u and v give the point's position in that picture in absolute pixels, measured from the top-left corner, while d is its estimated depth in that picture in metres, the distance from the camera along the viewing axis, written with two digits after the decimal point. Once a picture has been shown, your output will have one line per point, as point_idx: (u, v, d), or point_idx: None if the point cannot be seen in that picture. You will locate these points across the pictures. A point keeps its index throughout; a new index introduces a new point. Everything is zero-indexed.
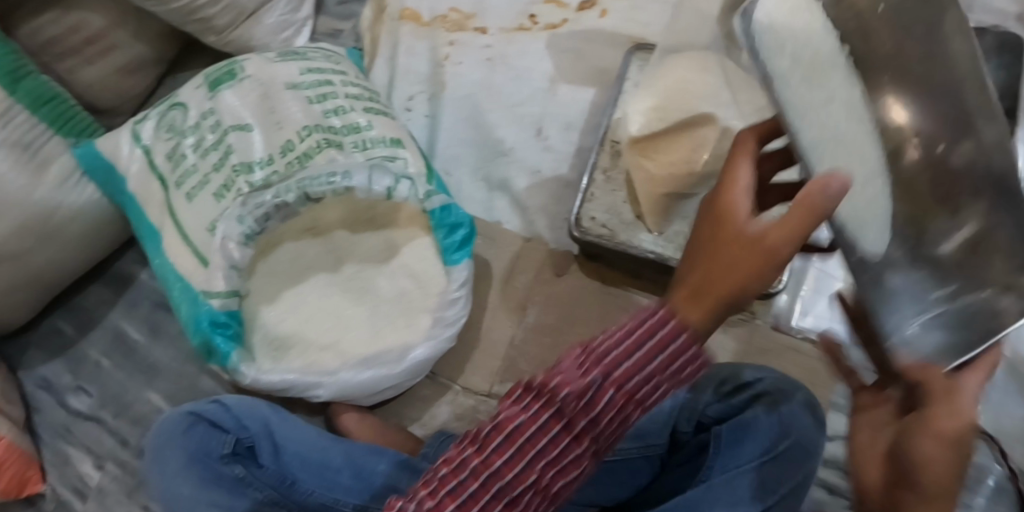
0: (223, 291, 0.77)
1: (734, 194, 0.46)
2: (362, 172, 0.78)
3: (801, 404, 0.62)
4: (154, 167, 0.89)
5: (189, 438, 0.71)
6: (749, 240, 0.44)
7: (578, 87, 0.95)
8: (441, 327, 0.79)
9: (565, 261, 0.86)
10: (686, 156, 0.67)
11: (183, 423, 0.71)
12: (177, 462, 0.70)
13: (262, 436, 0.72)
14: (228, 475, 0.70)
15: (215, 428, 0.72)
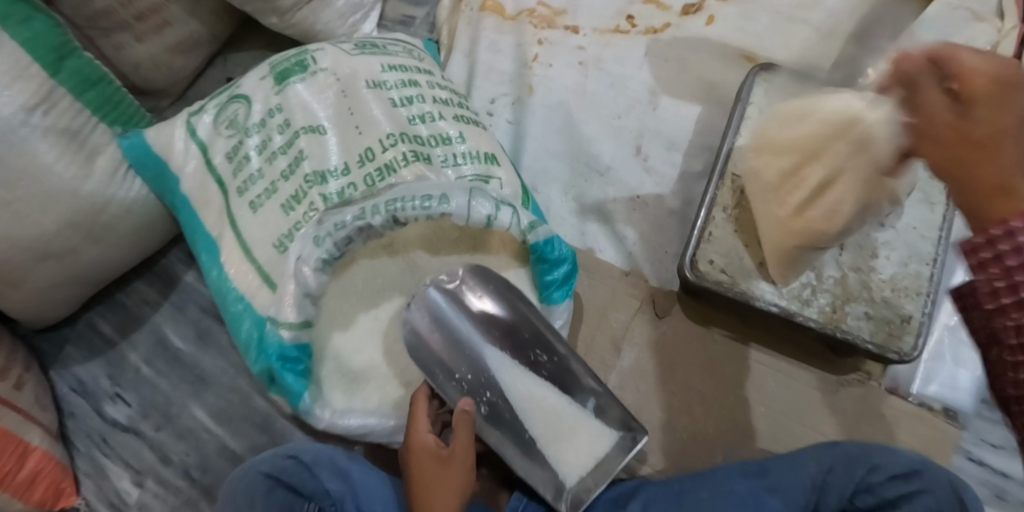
0: (295, 322, 0.69)
1: (419, 433, 0.67)
2: (460, 196, 0.69)
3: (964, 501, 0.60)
4: (211, 168, 0.79)
5: (268, 503, 0.66)
6: (441, 460, 0.65)
7: (682, 101, 0.85)
8: (554, 377, 0.72)
9: (668, 303, 0.78)
10: (830, 207, 0.61)
11: (264, 486, 0.66)
12: None
13: (347, 500, 0.68)
14: None
15: (296, 493, 0.68)
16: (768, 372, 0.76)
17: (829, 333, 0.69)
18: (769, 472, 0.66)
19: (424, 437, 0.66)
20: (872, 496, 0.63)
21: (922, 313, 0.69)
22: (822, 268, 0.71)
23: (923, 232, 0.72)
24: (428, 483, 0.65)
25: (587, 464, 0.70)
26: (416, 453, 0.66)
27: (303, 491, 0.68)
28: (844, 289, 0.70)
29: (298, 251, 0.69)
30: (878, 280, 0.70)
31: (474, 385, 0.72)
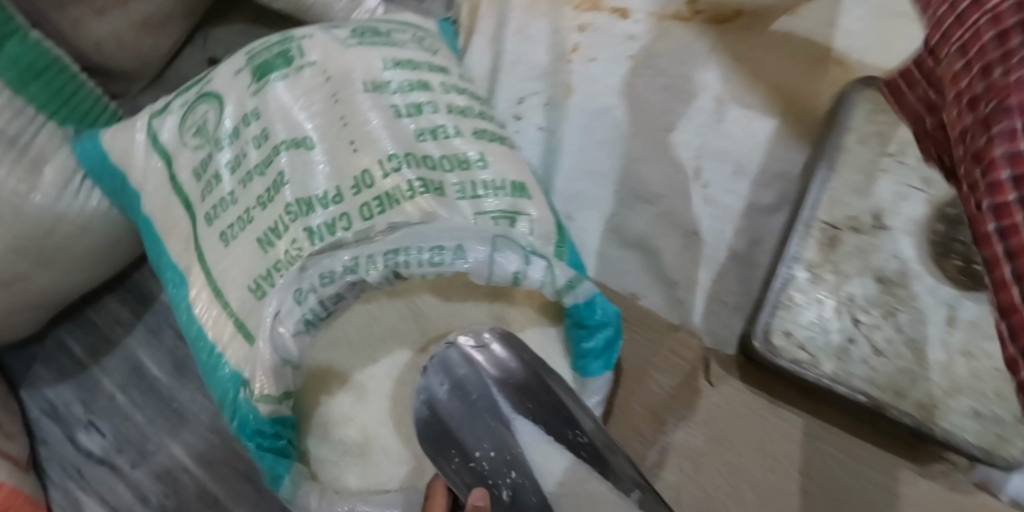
0: (275, 395, 0.56)
1: None
2: (480, 247, 0.55)
3: None
4: (177, 187, 0.65)
5: None
6: None
7: (753, 113, 0.70)
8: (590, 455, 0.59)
9: (725, 369, 0.66)
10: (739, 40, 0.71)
11: None
12: None
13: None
14: None
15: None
16: (836, 456, 0.63)
17: (926, 432, 0.56)
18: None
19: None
20: None
21: None
22: (924, 348, 0.57)
23: None
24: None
25: None
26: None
27: None
28: (949, 379, 0.56)
29: (275, 305, 0.55)
30: (994, 369, 0.56)
31: (496, 465, 0.59)
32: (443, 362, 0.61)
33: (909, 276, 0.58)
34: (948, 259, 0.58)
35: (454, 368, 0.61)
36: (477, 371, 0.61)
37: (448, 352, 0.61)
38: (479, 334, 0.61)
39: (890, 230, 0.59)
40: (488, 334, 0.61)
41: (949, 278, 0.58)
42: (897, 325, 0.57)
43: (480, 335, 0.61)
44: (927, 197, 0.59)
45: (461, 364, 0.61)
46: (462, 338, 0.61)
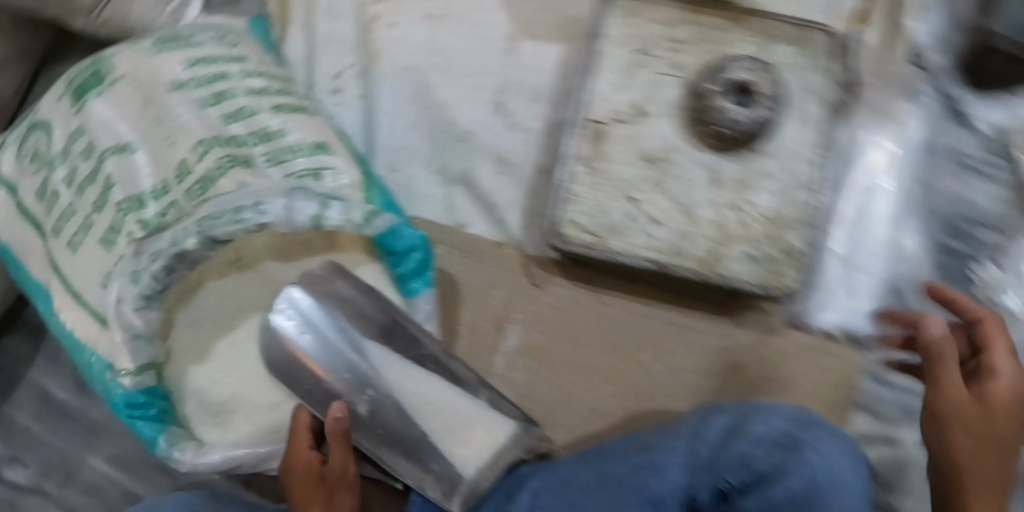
0: (133, 368, 0.62)
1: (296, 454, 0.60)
2: (278, 199, 0.61)
3: (832, 476, 0.50)
4: (24, 212, 0.70)
5: None
6: (319, 476, 0.59)
7: (542, 42, 0.76)
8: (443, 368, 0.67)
9: (547, 270, 0.72)
10: None
11: None
12: None
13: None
14: None
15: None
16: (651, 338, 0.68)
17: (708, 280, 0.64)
18: (651, 453, 0.57)
19: (297, 454, 0.60)
20: (747, 469, 0.53)
21: (805, 243, 0.63)
22: (695, 208, 0.64)
23: (803, 152, 0.64)
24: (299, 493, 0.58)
25: (483, 456, 0.64)
26: (293, 474, 0.59)
27: None
28: (720, 232, 0.63)
29: (118, 291, 0.61)
30: (758, 216, 0.63)
31: (352, 384, 0.66)
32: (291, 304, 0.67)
33: (672, 152, 0.65)
34: (702, 127, 0.64)
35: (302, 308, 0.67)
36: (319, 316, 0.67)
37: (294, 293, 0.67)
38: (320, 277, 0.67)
39: (653, 115, 0.66)
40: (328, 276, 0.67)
41: (705, 145, 0.64)
42: (669, 195, 0.64)
43: (320, 277, 0.67)
44: (678, 80, 0.66)
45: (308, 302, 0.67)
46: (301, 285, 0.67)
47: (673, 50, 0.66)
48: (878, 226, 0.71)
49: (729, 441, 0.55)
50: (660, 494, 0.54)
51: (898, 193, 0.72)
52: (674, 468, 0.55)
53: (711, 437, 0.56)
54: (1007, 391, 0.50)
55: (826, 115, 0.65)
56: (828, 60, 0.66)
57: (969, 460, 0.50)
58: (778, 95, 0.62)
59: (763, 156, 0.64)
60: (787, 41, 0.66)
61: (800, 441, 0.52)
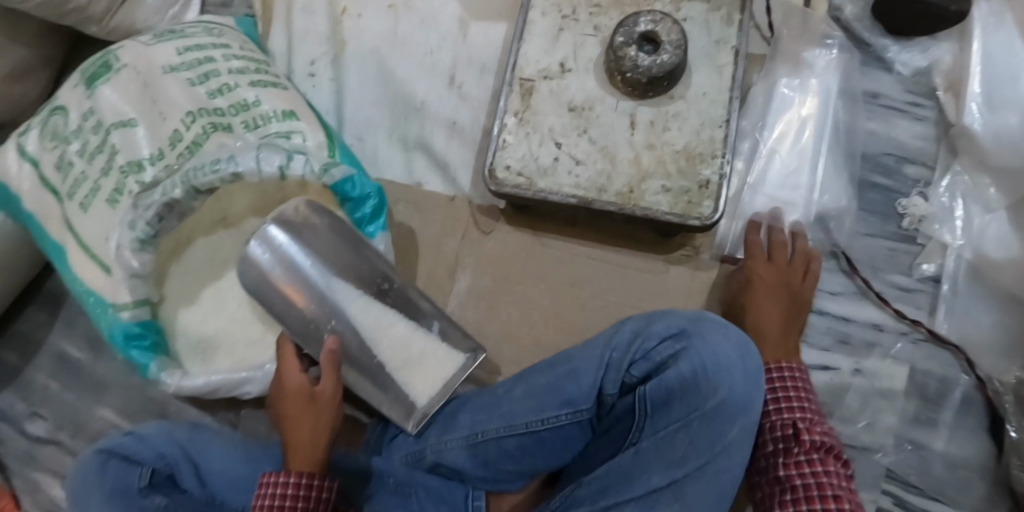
0: (131, 302, 0.73)
1: (288, 378, 0.68)
2: (249, 154, 0.70)
3: (723, 359, 0.55)
4: (44, 181, 0.81)
5: (103, 478, 0.65)
6: (308, 396, 0.67)
7: (490, 23, 0.86)
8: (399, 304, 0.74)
9: (492, 218, 0.79)
10: None
11: (96, 462, 0.66)
12: (95, 504, 0.64)
13: (182, 460, 0.67)
14: (150, 506, 0.64)
15: (131, 462, 0.66)
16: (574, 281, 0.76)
17: (630, 212, 0.70)
18: (567, 362, 0.62)
19: (292, 375, 0.68)
20: (648, 363, 0.58)
21: (720, 175, 0.69)
22: (616, 151, 0.71)
23: (714, 96, 0.71)
24: (291, 407, 0.66)
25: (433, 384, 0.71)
26: (286, 394, 0.67)
27: (135, 460, 0.67)
28: (639, 168, 0.70)
29: (118, 238, 0.72)
30: (672, 152, 0.70)
31: (319, 314, 0.71)
32: (266, 241, 0.70)
33: (594, 101, 0.73)
34: (615, 78, 0.72)
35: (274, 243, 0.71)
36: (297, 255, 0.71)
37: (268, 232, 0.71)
38: (291, 220, 0.71)
39: (574, 71, 0.74)
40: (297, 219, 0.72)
41: (623, 93, 0.72)
42: (590, 139, 0.72)
43: (289, 221, 0.71)
44: (599, 39, 0.74)
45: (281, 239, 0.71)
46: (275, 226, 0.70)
47: (594, 13, 0.75)
48: (794, 158, 0.74)
49: (633, 343, 0.58)
50: (574, 394, 0.60)
51: (816, 128, 0.74)
52: (585, 372, 0.60)
53: (620, 343, 0.59)
54: (771, 278, 0.68)
55: (733, 65, 0.72)
56: (737, 10, 0.73)
57: (773, 327, 0.66)
58: (682, 42, 0.69)
59: (675, 100, 0.72)
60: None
61: (689, 331, 0.57)
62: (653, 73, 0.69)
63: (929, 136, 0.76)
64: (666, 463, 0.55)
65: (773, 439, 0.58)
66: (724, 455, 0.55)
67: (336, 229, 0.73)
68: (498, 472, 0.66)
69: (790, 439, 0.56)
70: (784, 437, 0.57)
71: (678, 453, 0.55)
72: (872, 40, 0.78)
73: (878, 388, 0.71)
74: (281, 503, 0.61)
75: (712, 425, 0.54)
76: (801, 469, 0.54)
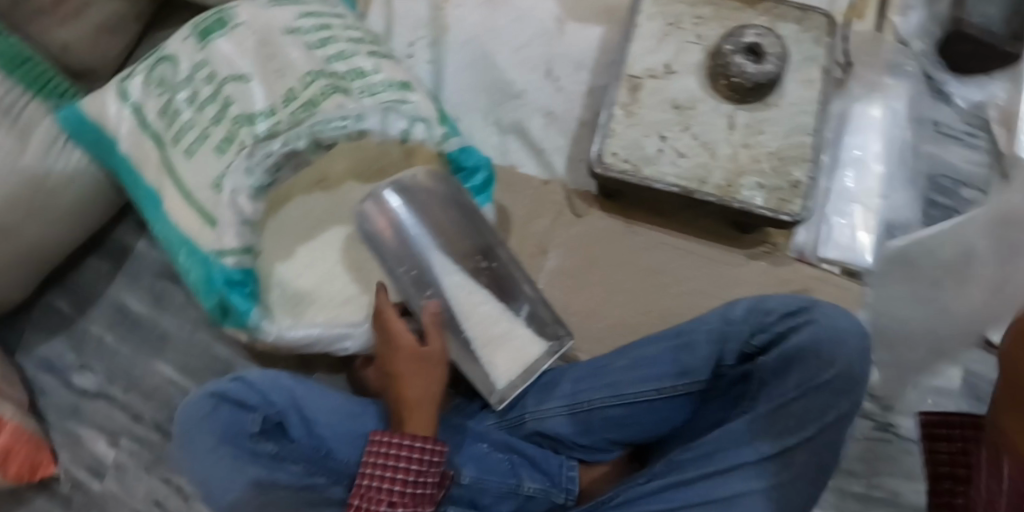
0: (237, 248, 0.73)
1: (399, 334, 0.67)
2: (376, 115, 0.73)
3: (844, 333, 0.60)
4: (145, 125, 0.83)
5: (214, 421, 0.65)
6: (420, 355, 0.66)
7: (586, 25, 0.92)
8: (502, 287, 0.72)
9: (586, 202, 0.84)
10: None
11: (207, 405, 0.65)
12: (207, 446, 0.65)
13: (290, 410, 0.67)
14: (262, 453, 0.65)
15: (242, 407, 0.66)
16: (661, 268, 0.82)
17: (727, 204, 0.76)
18: (682, 333, 0.65)
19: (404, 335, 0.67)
20: (767, 334, 0.62)
21: (809, 177, 0.76)
22: (715, 147, 0.77)
23: (804, 107, 0.78)
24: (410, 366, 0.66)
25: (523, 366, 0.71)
26: (398, 353, 0.66)
27: (246, 406, 0.66)
28: (736, 164, 0.77)
29: (232, 184, 0.73)
30: (766, 153, 0.77)
31: (419, 279, 0.70)
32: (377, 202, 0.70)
33: (696, 101, 0.79)
34: (718, 81, 0.78)
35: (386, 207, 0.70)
36: (399, 210, 0.70)
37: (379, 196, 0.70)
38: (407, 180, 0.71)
39: (678, 73, 0.80)
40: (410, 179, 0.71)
41: (724, 97, 0.79)
42: (692, 135, 0.78)
43: (404, 184, 0.71)
44: (701, 47, 0.81)
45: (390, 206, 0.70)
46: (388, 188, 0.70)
47: (696, 24, 0.82)
48: (871, 174, 0.84)
49: (750, 316, 0.63)
50: (691, 364, 0.64)
51: (891, 148, 0.84)
52: (703, 344, 0.64)
53: (735, 316, 0.64)
54: None
55: (823, 84, 0.79)
56: (826, 33, 0.81)
57: None
58: (783, 56, 0.76)
59: (770, 107, 0.78)
60: (793, 21, 0.81)
61: (810, 307, 0.61)
62: (755, 81, 0.75)
63: (984, 162, 0.84)
64: (777, 431, 0.58)
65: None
66: (834, 426, 0.58)
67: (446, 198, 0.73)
68: (599, 441, 0.69)
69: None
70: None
71: (793, 422, 0.58)
72: (936, 73, 0.87)
73: (933, 385, 0.80)
74: (395, 464, 0.60)
75: (829, 395, 0.58)
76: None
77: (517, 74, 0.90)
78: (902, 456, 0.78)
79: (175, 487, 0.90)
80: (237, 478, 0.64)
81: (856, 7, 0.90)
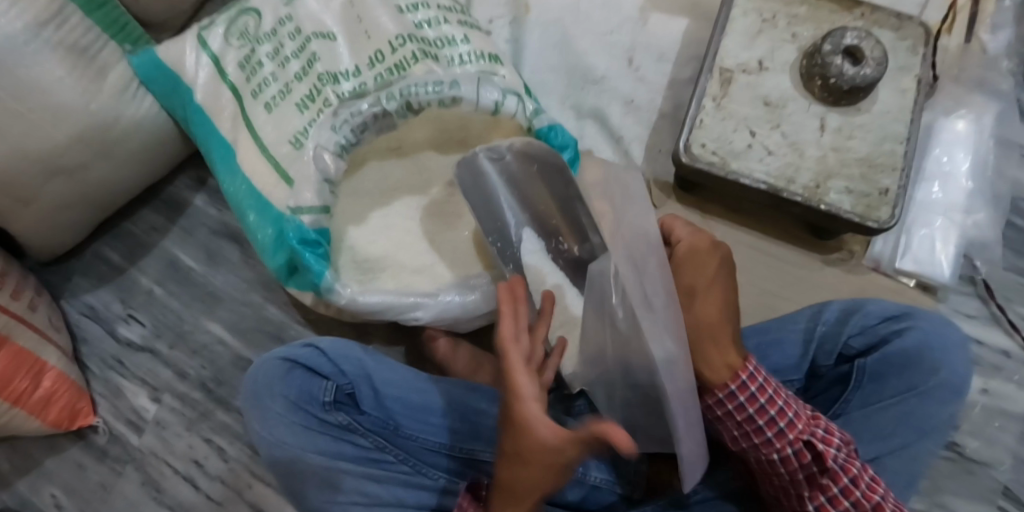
0: (315, 206, 0.71)
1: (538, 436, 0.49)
2: (470, 83, 0.72)
3: (946, 342, 0.59)
4: (224, 76, 0.81)
5: (287, 384, 0.63)
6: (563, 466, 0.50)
7: (670, 17, 0.91)
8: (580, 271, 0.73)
9: (664, 193, 0.86)
10: None
11: (280, 369, 0.64)
12: (279, 410, 0.62)
13: (361, 381, 0.65)
14: (333, 422, 0.63)
15: (315, 373, 0.64)
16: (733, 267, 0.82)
17: (814, 206, 0.75)
18: (767, 331, 0.64)
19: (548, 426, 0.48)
20: (866, 337, 0.60)
21: (899, 186, 0.74)
22: (804, 146, 0.76)
23: (897, 115, 0.77)
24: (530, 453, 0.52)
25: None
26: (541, 458, 0.49)
27: (318, 373, 0.64)
28: (824, 166, 0.76)
29: (317, 139, 0.71)
30: (856, 158, 0.75)
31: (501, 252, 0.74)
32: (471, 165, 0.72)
33: (787, 100, 0.78)
34: (813, 82, 0.77)
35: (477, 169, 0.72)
36: (490, 176, 0.73)
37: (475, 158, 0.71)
38: (500, 146, 0.71)
39: (771, 70, 0.79)
40: (506, 148, 0.71)
41: (818, 98, 0.77)
42: (782, 134, 0.77)
43: (500, 151, 0.71)
44: (795, 47, 0.80)
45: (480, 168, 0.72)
46: (485, 151, 0.71)
47: (792, 23, 0.80)
48: (953, 185, 0.81)
49: (848, 319, 0.61)
50: (781, 362, 0.62)
51: (977, 164, 0.82)
52: (793, 344, 0.62)
53: (828, 318, 0.62)
54: None
55: (918, 93, 0.78)
56: (921, 43, 0.79)
57: None
58: (883, 60, 0.73)
59: (862, 113, 0.77)
60: (888, 29, 0.80)
61: (911, 314, 0.60)
62: (854, 83, 0.73)
63: None
64: (870, 435, 0.57)
65: (780, 465, 0.56)
66: (929, 437, 0.57)
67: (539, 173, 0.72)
68: None
69: (806, 462, 0.55)
70: (788, 465, 0.55)
71: (885, 427, 0.57)
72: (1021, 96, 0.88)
73: (1002, 408, 0.78)
74: None
75: (927, 404, 0.57)
76: (795, 479, 0.56)
77: (598, 60, 0.89)
78: (964, 476, 0.76)
79: (215, 448, 0.88)
80: (307, 446, 0.62)
81: (947, 21, 0.87)
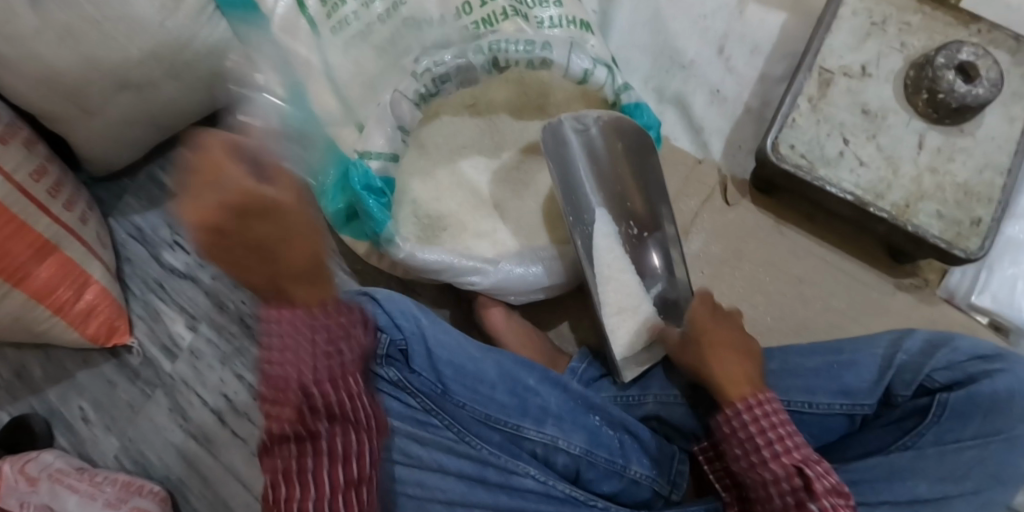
0: (384, 152, 0.69)
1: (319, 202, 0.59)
2: (563, 47, 0.70)
3: None
4: (303, 8, 0.79)
5: None
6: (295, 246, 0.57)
7: (770, 8, 0.85)
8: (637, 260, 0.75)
9: (739, 191, 0.83)
10: None
11: None
12: None
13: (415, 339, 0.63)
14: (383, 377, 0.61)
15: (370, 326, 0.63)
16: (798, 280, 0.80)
17: (900, 226, 0.71)
18: (842, 350, 0.61)
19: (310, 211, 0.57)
20: (952, 372, 0.57)
21: (993, 218, 0.70)
22: (899, 163, 0.73)
23: (1001, 144, 0.72)
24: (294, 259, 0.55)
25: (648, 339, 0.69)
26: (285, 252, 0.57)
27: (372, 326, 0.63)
28: (918, 187, 0.72)
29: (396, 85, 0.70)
30: (953, 183, 0.71)
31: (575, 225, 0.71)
32: (555, 133, 0.71)
33: (887, 111, 0.74)
34: (918, 97, 0.72)
35: (562, 138, 0.71)
36: (574, 147, 0.73)
37: (560, 127, 0.71)
38: (584, 118, 0.72)
39: (874, 78, 0.75)
40: (592, 120, 0.72)
41: (920, 113, 0.73)
42: (877, 145, 0.73)
43: (585, 124, 0.72)
44: (903, 56, 0.75)
45: (565, 139, 0.72)
46: (570, 121, 0.71)
47: (903, 31, 0.75)
48: None
49: (933, 350, 0.58)
50: (853, 384, 0.59)
51: None
52: (868, 369, 0.60)
53: (910, 347, 0.59)
54: None
55: None
56: None
57: None
58: (999, 82, 0.68)
59: (965, 135, 0.72)
60: (1005, 50, 0.74)
61: (1003, 355, 0.57)
62: (967, 104, 0.68)
63: None
64: (940, 475, 0.54)
65: (775, 488, 0.53)
66: (1002, 486, 0.55)
67: (627, 151, 0.73)
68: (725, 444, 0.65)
69: (796, 488, 0.51)
70: (779, 488, 0.52)
71: (961, 471, 0.54)
72: None
73: None
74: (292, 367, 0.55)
75: (1010, 451, 0.54)
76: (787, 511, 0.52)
77: (687, 46, 0.85)
78: None
79: (245, 385, 0.87)
80: None
81: None
